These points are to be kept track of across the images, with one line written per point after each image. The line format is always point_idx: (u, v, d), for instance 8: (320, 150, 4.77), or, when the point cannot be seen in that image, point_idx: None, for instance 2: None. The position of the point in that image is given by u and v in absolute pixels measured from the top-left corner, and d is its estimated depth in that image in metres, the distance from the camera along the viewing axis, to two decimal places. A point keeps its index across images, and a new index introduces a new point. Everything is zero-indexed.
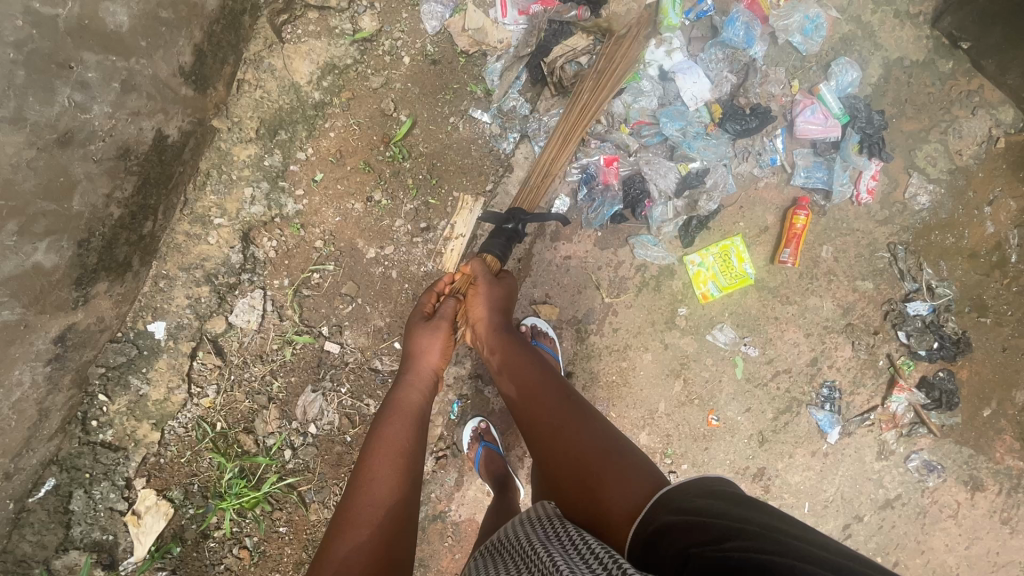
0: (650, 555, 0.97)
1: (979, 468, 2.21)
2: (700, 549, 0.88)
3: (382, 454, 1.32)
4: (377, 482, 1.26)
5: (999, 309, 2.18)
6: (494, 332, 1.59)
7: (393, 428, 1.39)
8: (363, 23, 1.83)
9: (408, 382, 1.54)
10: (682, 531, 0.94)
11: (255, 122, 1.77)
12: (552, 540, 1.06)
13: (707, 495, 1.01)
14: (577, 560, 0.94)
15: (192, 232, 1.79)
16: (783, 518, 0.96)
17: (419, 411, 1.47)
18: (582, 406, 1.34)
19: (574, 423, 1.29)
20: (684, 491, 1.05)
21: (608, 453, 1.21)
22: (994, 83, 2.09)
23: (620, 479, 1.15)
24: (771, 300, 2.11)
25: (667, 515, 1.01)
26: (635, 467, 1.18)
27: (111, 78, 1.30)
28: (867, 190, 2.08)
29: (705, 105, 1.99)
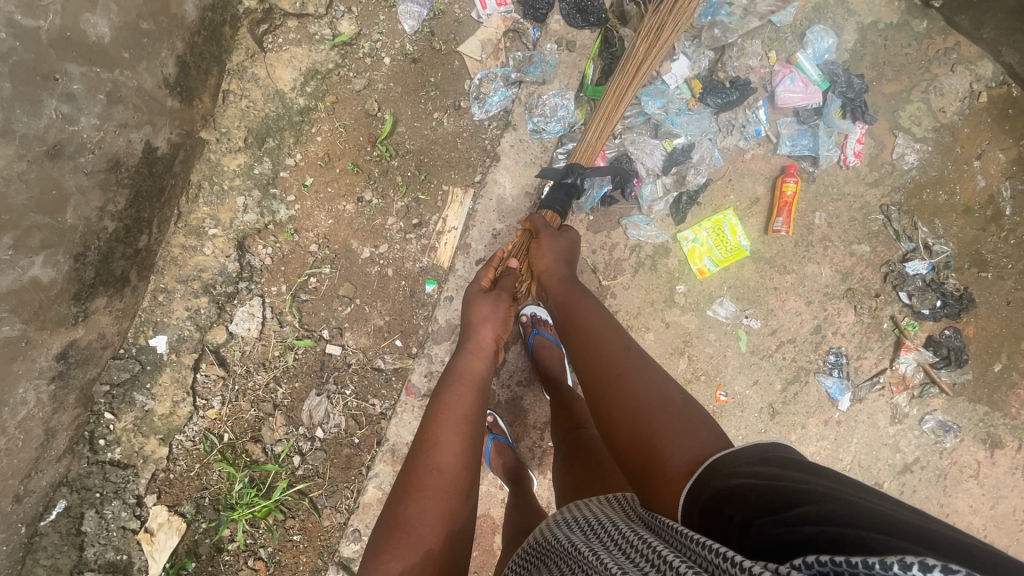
0: (710, 527, 0.86)
1: (996, 425, 2.18)
2: (765, 520, 0.76)
3: (451, 419, 1.26)
4: (446, 449, 1.20)
5: (999, 263, 2.17)
6: (559, 285, 1.59)
7: (457, 395, 1.33)
8: (342, 28, 1.86)
9: (469, 350, 1.50)
10: (742, 499, 0.83)
11: (243, 131, 1.80)
12: (593, 537, 0.99)
13: (763, 461, 0.90)
14: (624, 558, 0.86)
15: (188, 244, 1.81)
16: (856, 482, 0.82)
17: (480, 379, 1.43)
18: (642, 357, 1.28)
19: (632, 371, 1.24)
20: (736, 458, 0.93)
21: (671, 404, 1.14)
22: (970, 39, 2.11)
23: (682, 429, 1.07)
24: (768, 270, 2.11)
25: (723, 479, 0.90)
26: (696, 421, 1.10)
27: (96, 89, 1.33)
28: (854, 153, 2.09)
29: (684, 82, 2.01)
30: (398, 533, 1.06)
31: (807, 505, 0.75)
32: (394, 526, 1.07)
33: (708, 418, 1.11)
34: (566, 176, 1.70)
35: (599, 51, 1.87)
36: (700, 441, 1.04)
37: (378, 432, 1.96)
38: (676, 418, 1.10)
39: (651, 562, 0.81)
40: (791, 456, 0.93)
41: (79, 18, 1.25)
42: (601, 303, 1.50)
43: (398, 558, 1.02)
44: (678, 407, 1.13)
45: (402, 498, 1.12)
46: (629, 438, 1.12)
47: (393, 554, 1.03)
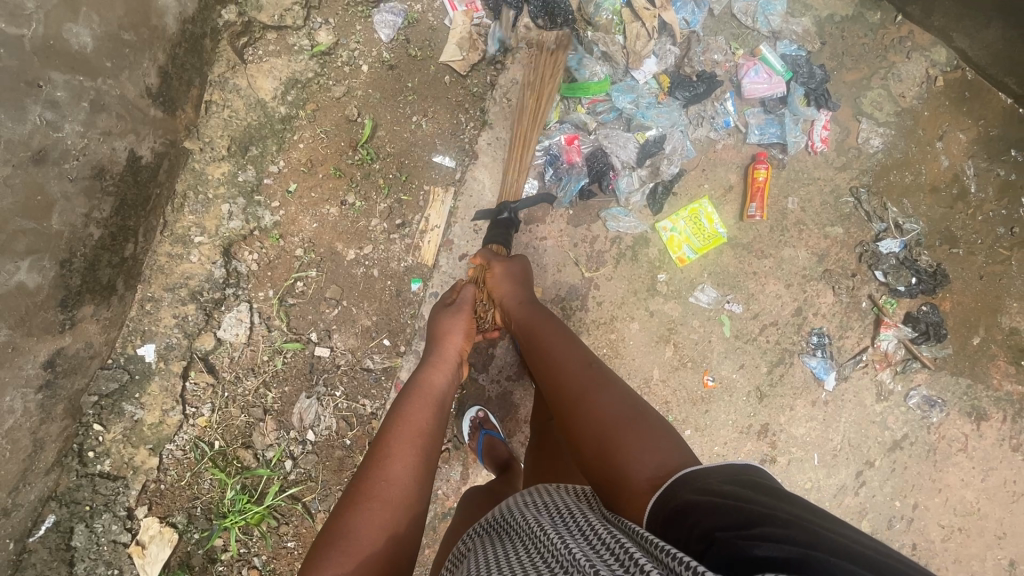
0: (670, 533, 0.91)
1: (980, 397, 2.22)
2: (727, 533, 0.81)
3: (406, 434, 1.25)
4: (398, 465, 1.19)
5: (968, 239, 2.24)
6: (522, 305, 1.63)
7: (414, 410, 1.33)
8: (320, 38, 1.91)
9: (432, 365, 1.51)
10: (704, 513, 0.87)
11: (226, 140, 1.84)
12: (560, 522, 0.99)
13: (734, 480, 0.94)
14: (587, 546, 0.86)
15: (174, 252, 1.83)
16: (814, 511, 0.87)
17: (441, 394, 1.43)
18: (605, 375, 1.33)
19: (594, 390, 1.27)
20: (706, 474, 0.96)
21: (634, 418, 1.17)
22: (922, 27, 2.21)
23: (645, 443, 1.10)
24: (746, 255, 2.16)
25: (686, 493, 0.94)
26: (660, 435, 1.13)
27: (80, 97, 1.37)
28: (821, 139, 2.17)
29: (653, 77, 2.07)
30: (338, 546, 1.04)
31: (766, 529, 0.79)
32: (334, 543, 1.05)
33: (668, 433, 1.14)
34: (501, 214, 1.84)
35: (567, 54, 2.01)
36: (663, 454, 1.07)
37: (369, 432, 1.96)
38: (637, 434, 1.13)
39: (616, 556, 0.81)
40: (755, 478, 0.98)
41: (62, 26, 1.29)
42: (562, 324, 1.54)
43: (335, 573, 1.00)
44: (640, 419, 1.17)
45: (348, 510, 1.11)
46: (595, 456, 1.14)
47: (329, 566, 1.01)
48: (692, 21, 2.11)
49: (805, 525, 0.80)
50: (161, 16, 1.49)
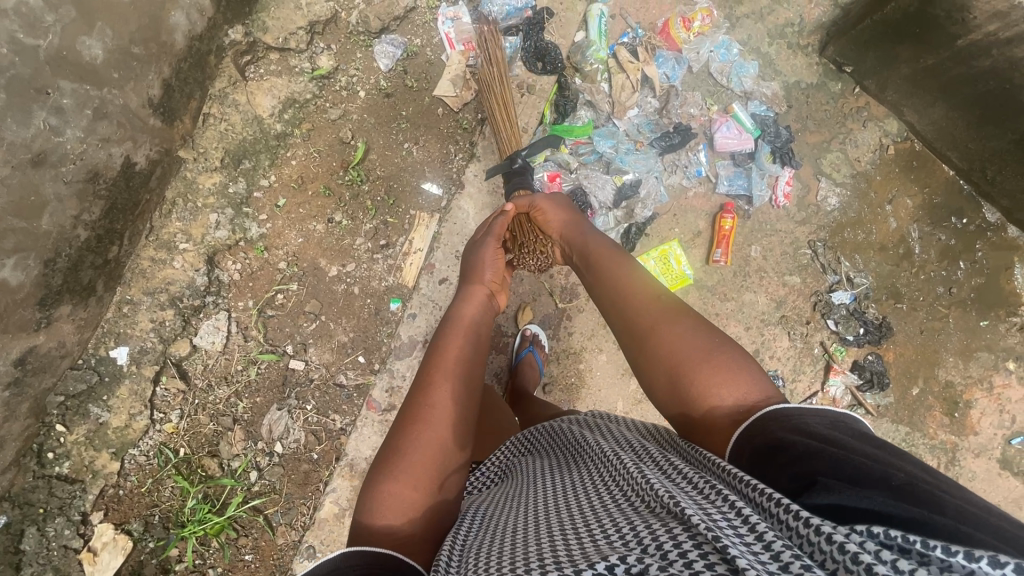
0: (758, 468, 0.93)
1: (917, 444, 2.38)
2: (830, 480, 0.81)
3: (445, 362, 1.35)
4: (440, 390, 1.28)
5: (911, 295, 2.43)
6: (580, 239, 1.70)
7: (450, 339, 1.42)
8: (321, 62, 1.98)
9: (463, 298, 1.60)
10: (801, 455, 0.87)
11: (220, 152, 1.89)
12: (638, 456, 1.02)
13: (836, 428, 0.91)
14: (666, 478, 0.90)
15: (158, 257, 1.86)
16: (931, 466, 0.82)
17: (475, 324, 1.52)
18: (674, 305, 1.33)
19: (664, 318, 1.30)
20: (804, 416, 0.94)
21: (710, 352, 1.17)
22: (878, 99, 2.40)
23: (719, 377, 1.12)
24: (710, 297, 2.30)
25: (777, 427, 0.95)
26: (738, 365, 1.13)
27: (85, 104, 1.42)
28: (784, 194, 2.33)
29: (634, 125, 2.21)
30: (396, 462, 1.15)
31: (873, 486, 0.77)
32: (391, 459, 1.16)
33: (749, 360, 1.13)
34: (514, 163, 1.94)
35: (556, 97, 2.13)
36: (741, 388, 1.08)
37: (337, 447, 1.98)
38: (714, 365, 1.14)
39: (700, 492, 0.81)
40: (861, 428, 0.94)
41: (76, 39, 1.36)
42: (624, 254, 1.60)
43: (397, 482, 1.12)
44: (721, 352, 1.17)
45: (400, 432, 1.21)
46: (670, 390, 1.20)
47: (388, 478, 1.13)
48: (673, 75, 2.26)
49: (919, 482, 0.76)
50: (171, 32, 1.55)
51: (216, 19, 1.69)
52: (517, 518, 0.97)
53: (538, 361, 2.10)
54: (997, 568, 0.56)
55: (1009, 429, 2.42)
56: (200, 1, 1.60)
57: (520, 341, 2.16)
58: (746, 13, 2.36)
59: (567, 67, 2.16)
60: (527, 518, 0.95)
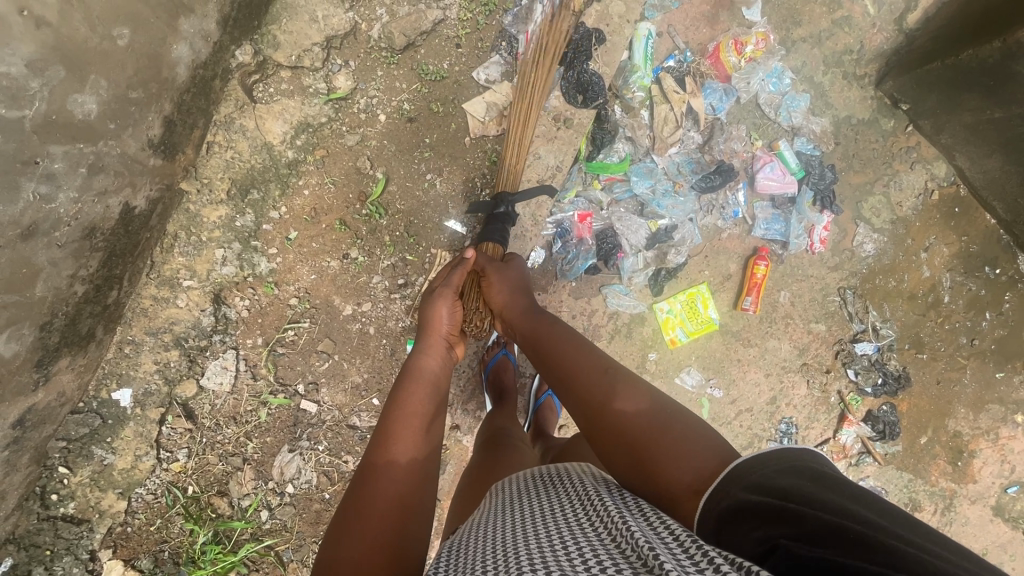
0: (724, 531, 0.86)
1: (918, 491, 2.42)
2: (794, 543, 0.76)
3: (405, 414, 1.28)
4: (400, 445, 1.20)
5: (933, 345, 2.39)
6: (523, 314, 1.58)
7: (410, 390, 1.35)
8: (338, 82, 1.78)
9: (422, 349, 1.51)
10: (760, 515, 0.81)
11: (226, 183, 1.73)
12: (620, 499, 1.00)
13: (788, 468, 0.86)
14: (648, 528, 0.87)
15: (160, 295, 1.73)
16: (886, 502, 0.80)
17: (433, 377, 1.44)
18: (617, 368, 1.28)
19: (611, 391, 1.21)
20: (758, 465, 0.89)
21: (659, 415, 1.12)
22: (930, 141, 2.26)
23: (675, 449, 1.04)
24: (734, 342, 2.24)
25: (735, 488, 0.89)
26: (687, 427, 1.08)
27: (77, 164, 1.25)
28: (820, 240, 2.24)
29: (673, 163, 2.06)
30: (360, 509, 1.05)
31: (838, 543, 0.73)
32: (353, 510, 1.05)
33: (700, 422, 1.09)
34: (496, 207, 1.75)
35: (593, 130, 1.98)
36: (696, 455, 1.02)
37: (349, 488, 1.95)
38: (670, 430, 1.08)
39: (683, 548, 0.79)
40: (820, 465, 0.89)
41: (66, 98, 1.18)
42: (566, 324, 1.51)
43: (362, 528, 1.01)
44: (670, 418, 1.11)
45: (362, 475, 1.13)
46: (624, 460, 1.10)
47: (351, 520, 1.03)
48: (719, 107, 2.10)
49: (875, 532, 0.73)
50: (174, 67, 1.35)
51: (223, 43, 1.48)
52: (486, 542, 0.94)
53: (557, 406, 2.05)
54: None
55: (1008, 479, 2.46)
56: (206, 26, 1.40)
57: (538, 384, 2.10)
58: (803, 36, 2.18)
59: (609, 94, 1.99)
60: (494, 547, 0.90)
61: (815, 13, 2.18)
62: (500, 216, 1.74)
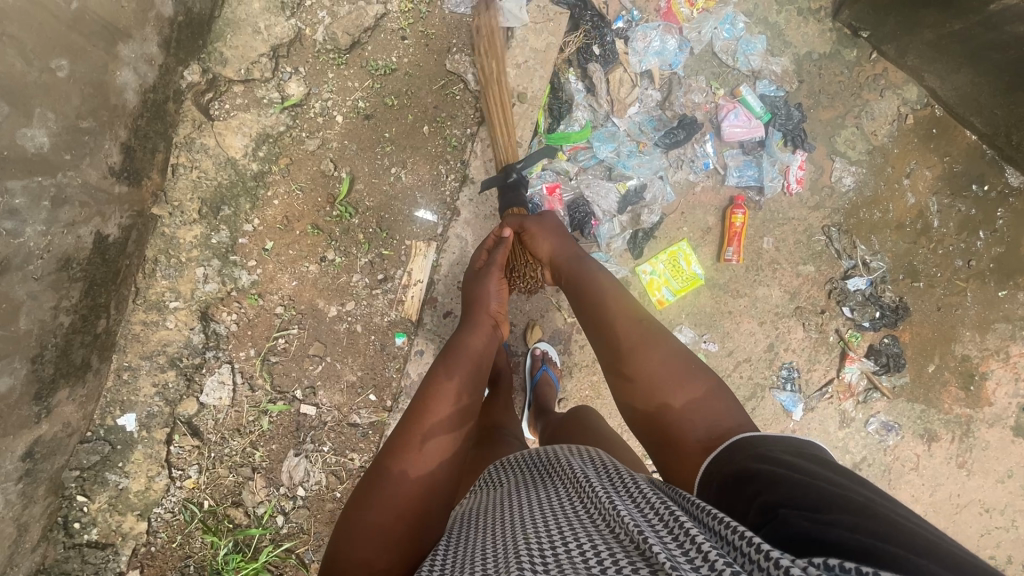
0: (728, 504, 0.89)
1: (932, 420, 2.38)
2: (792, 511, 0.77)
3: (446, 384, 1.29)
4: (433, 424, 1.21)
5: (929, 272, 2.35)
6: (569, 261, 1.60)
7: (452, 363, 1.35)
8: (290, 90, 1.81)
9: (468, 326, 1.51)
10: (766, 485, 0.84)
11: (196, 203, 1.77)
12: (607, 478, 0.96)
13: (798, 454, 0.90)
14: (631, 505, 0.84)
15: (149, 320, 1.79)
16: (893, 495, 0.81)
17: (478, 347, 1.45)
18: (656, 332, 1.31)
19: (646, 349, 1.28)
20: (768, 443, 0.95)
21: (689, 380, 1.19)
22: (897, 65, 2.22)
23: (696, 409, 1.13)
24: (723, 295, 2.23)
25: (745, 460, 0.94)
26: (714, 395, 1.15)
27: (40, 197, 1.28)
28: (796, 180, 2.21)
29: (635, 123, 2.05)
30: (381, 490, 1.09)
31: (837, 510, 0.74)
32: (380, 476, 1.12)
33: (726, 393, 1.16)
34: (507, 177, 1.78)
35: (549, 100, 1.98)
36: (711, 414, 1.11)
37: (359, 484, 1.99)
38: (695, 401, 1.15)
39: (661, 520, 0.77)
40: (824, 458, 0.93)
41: (16, 134, 1.19)
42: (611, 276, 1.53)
43: (384, 502, 1.07)
44: (698, 382, 1.18)
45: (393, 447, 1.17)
46: (646, 415, 1.21)
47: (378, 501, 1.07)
48: (674, 62, 2.07)
49: (875, 506, 0.74)
50: (121, 93, 1.39)
51: (168, 65, 1.52)
52: (484, 535, 0.91)
53: (554, 381, 2.06)
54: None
55: None
56: (148, 49, 1.43)
57: (532, 361, 2.11)
58: None
59: (561, 64, 1.99)
60: (486, 540, 0.88)
61: None
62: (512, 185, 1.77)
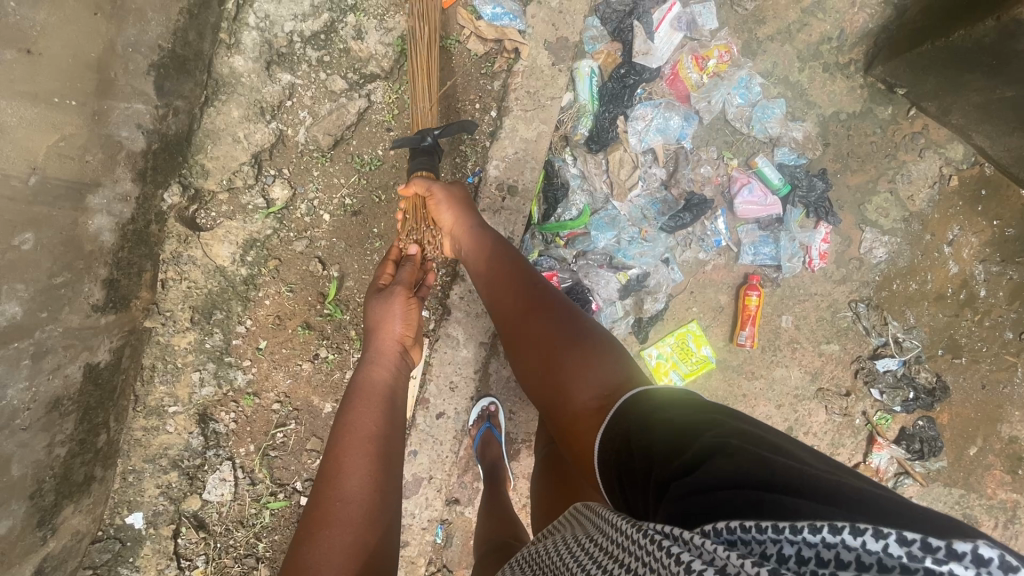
0: (629, 490, 0.80)
1: (973, 506, 2.19)
2: (679, 483, 0.70)
3: (351, 441, 1.12)
4: (349, 478, 1.05)
5: (973, 347, 2.13)
6: (469, 234, 1.47)
7: (358, 411, 1.20)
8: (275, 194, 1.77)
9: (371, 358, 1.36)
10: (657, 460, 0.76)
11: (187, 312, 1.76)
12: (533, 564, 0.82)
13: (678, 409, 0.84)
14: None
15: (150, 425, 1.80)
16: (756, 422, 0.80)
17: (386, 387, 1.29)
18: (548, 304, 1.20)
19: (538, 320, 1.17)
20: (653, 401, 0.88)
21: (585, 344, 1.08)
22: (938, 122, 1.99)
23: (591, 373, 1.02)
24: (736, 377, 2.09)
25: (636, 418, 0.86)
26: (606, 359, 1.05)
27: (19, 359, 1.35)
28: (819, 255, 2.03)
29: (637, 206, 1.92)
30: None
31: (719, 470, 0.69)
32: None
33: (620, 355, 1.06)
34: (423, 139, 1.57)
35: (543, 189, 1.88)
36: (610, 379, 1.00)
37: None
38: (578, 357, 1.06)
39: None
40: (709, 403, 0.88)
41: None
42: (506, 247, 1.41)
43: None
44: (591, 351, 1.07)
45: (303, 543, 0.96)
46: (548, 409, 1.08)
47: None
48: (680, 135, 1.92)
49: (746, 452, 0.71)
50: (95, 238, 1.42)
51: (147, 192, 1.53)
52: None
53: None
54: (878, 542, 0.50)
55: None
56: (122, 189, 1.45)
57: None
58: (771, 34, 1.95)
59: (558, 145, 1.89)
60: None
61: (780, 6, 1.95)
62: (428, 149, 1.56)
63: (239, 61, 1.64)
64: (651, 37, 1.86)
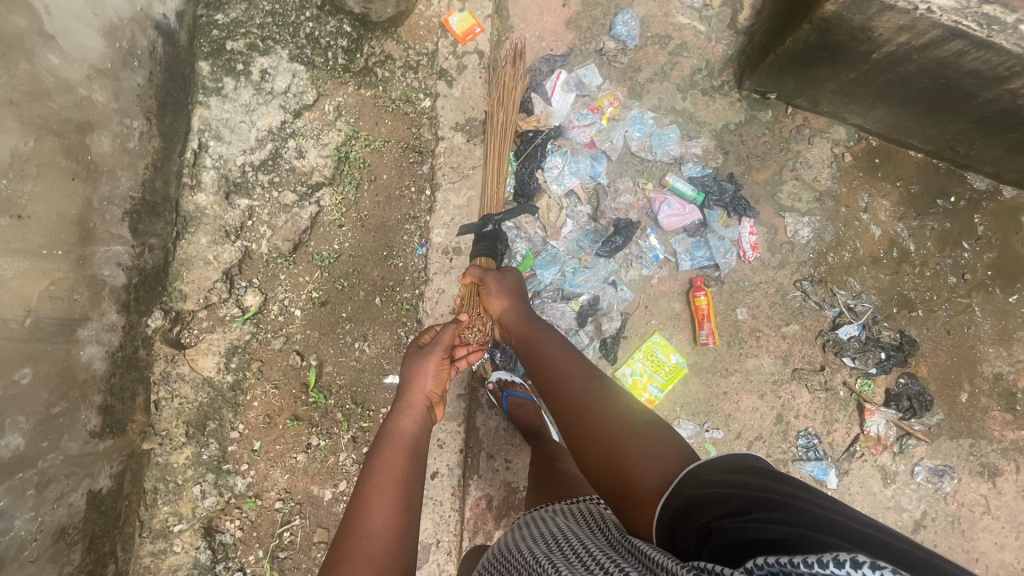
0: (678, 534, 0.91)
1: (986, 454, 2.16)
2: (722, 520, 0.81)
3: (381, 486, 1.20)
4: (374, 521, 1.13)
5: (924, 298, 2.24)
6: (520, 319, 1.63)
7: (386, 459, 1.27)
8: (248, 301, 1.96)
9: (401, 409, 1.43)
10: (709, 508, 0.87)
11: (182, 428, 1.89)
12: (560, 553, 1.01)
13: (731, 470, 0.95)
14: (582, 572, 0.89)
15: (158, 548, 1.86)
16: (814, 488, 0.86)
17: (415, 439, 1.36)
18: (605, 392, 1.34)
19: (595, 406, 1.31)
20: (709, 468, 0.99)
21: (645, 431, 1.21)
22: (814, 113, 2.26)
23: (650, 458, 1.13)
24: (712, 377, 2.16)
25: (693, 489, 0.96)
26: (661, 443, 1.18)
27: (23, 490, 1.46)
28: (751, 246, 2.20)
29: (573, 241, 2.14)
30: None
31: (760, 511, 0.79)
32: None
33: (674, 442, 1.18)
34: (485, 226, 1.83)
35: None
36: (666, 463, 1.11)
37: None
38: (636, 443, 1.18)
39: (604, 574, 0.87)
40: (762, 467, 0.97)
41: None
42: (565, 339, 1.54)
43: None
44: (654, 434, 1.20)
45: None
46: (602, 470, 1.19)
47: None
48: (595, 173, 2.17)
49: (788, 501, 0.81)
50: (88, 366, 1.61)
51: (132, 322, 1.77)
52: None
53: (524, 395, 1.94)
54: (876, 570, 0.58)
55: None
56: (108, 322, 1.68)
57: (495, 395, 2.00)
58: (649, 77, 2.28)
59: None
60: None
61: (650, 54, 2.28)
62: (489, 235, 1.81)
63: (202, 197, 1.94)
64: (548, 102, 2.18)
